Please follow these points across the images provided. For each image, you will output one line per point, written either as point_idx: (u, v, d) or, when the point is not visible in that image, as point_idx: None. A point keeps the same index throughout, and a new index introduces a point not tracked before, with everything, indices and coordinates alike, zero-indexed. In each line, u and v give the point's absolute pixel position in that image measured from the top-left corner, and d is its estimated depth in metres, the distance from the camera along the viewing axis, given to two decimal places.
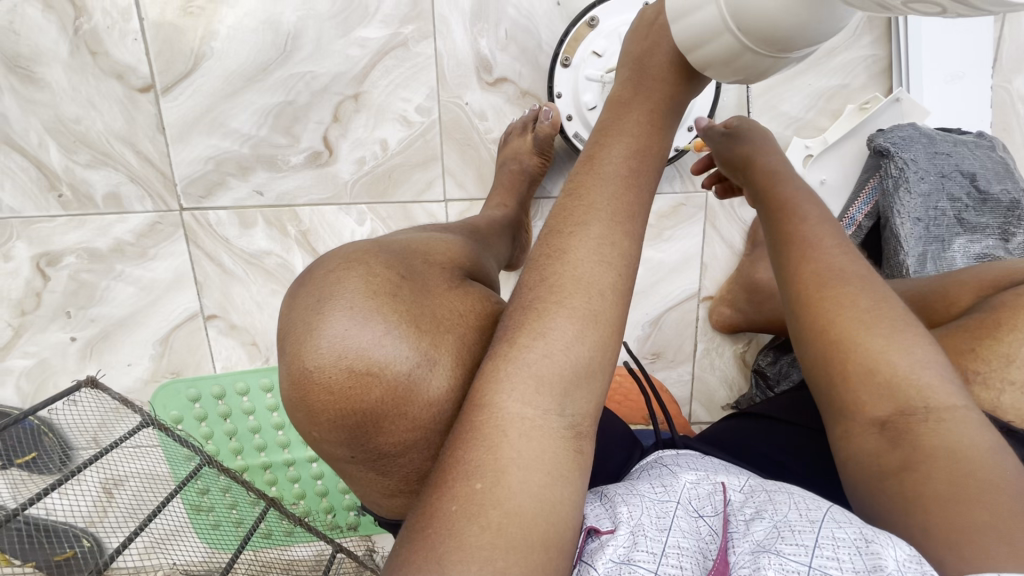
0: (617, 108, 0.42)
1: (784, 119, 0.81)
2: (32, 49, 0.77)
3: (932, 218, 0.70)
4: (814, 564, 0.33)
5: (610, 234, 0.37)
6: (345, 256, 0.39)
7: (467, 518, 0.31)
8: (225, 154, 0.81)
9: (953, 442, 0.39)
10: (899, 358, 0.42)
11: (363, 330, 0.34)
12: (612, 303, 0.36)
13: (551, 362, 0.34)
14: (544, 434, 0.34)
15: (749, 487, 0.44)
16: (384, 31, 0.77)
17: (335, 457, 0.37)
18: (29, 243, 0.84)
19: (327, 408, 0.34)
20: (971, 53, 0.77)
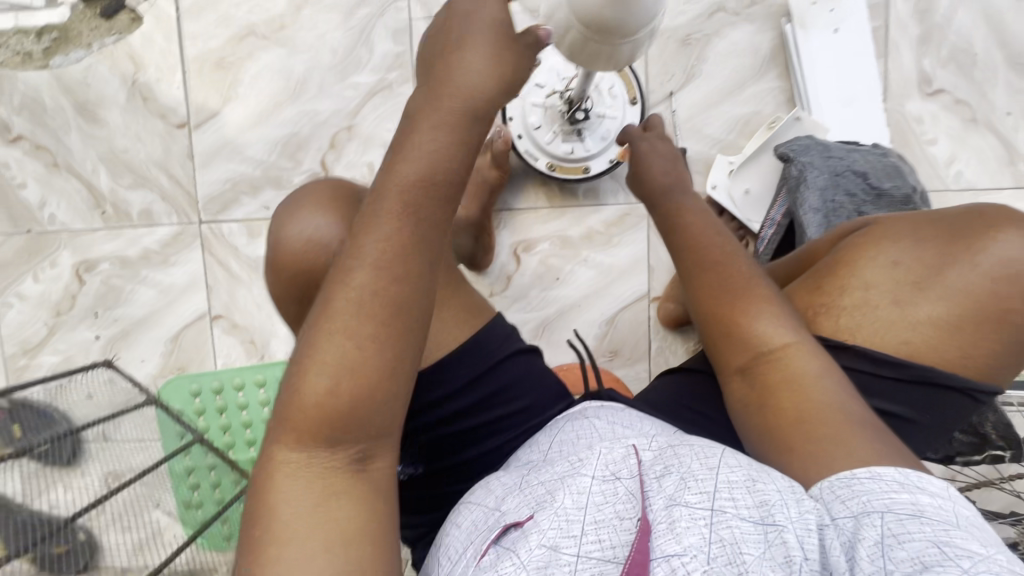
0: (406, 128, 0.42)
1: (709, 140, 0.95)
2: (98, 97, 0.97)
3: (831, 209, 0.80)
4: (716, 507, 0.42)
5: (382, 240, 0.40)
6: (335, 183, 0.57)
7: (261, 504, 0.39)
8: (241, 176, 0.98)
9: (794, 375, 0.51)
10: (776, 322, 0.53)
11: (319, 223, 0.52)
12: (374, 319, 0.39)
13: (332, 361, 0.39)
14: (315, 444, 0.39)
15: (657, 446, 0.51)
16: (373, 77, 0.96)
17: (293, 310, 0.55)
18: (73, 252, 1.00)
19: (287, 269, 0.53)
20: (862, 81, 0.91)
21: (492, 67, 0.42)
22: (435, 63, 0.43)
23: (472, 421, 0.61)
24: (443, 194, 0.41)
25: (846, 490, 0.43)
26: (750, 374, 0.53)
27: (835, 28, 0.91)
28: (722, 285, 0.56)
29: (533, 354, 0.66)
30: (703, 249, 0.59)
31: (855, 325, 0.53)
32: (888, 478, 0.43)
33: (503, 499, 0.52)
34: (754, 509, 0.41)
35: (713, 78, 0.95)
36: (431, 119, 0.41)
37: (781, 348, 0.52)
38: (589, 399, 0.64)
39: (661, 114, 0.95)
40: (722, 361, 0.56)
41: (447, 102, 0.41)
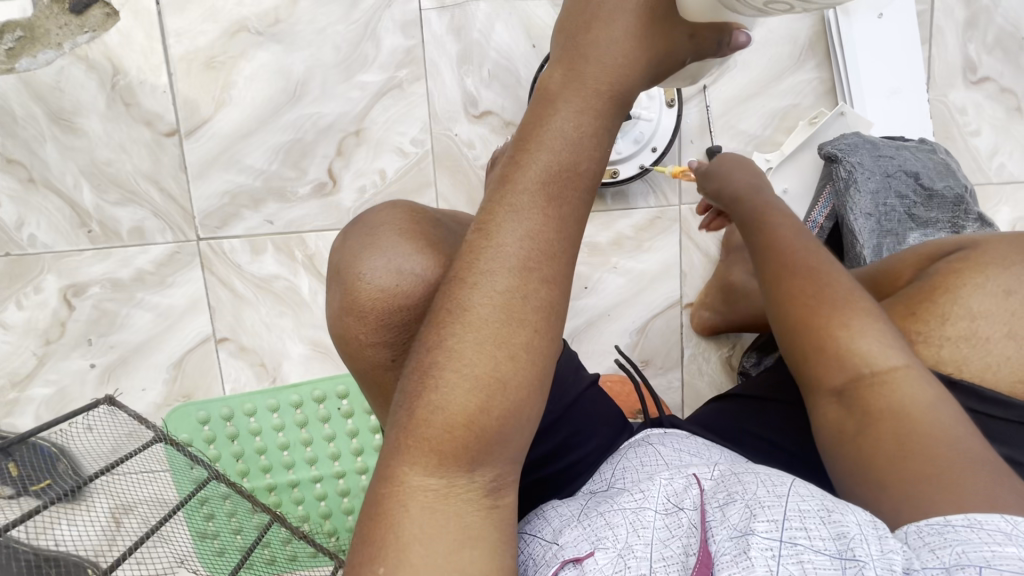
0: (541, 106, 0.36)
1: (743, 137, 0.89)
2: (74, 103, 0.88)
3: (883, 213, 0.76)
4: (785, 538, 0.34)
5: (533, 209, 0.34)
6: (391, 207, 0.48)
7: (375, 558, 0.31)
8: (240, 188, 0.90)
9: (908, 400, 0.42)
10: (875, 340, 0.45)
11: (397, 253, 0.42)
12: (533, 297, 0.33)
13: (483, 350, 0.33)
14: (450, 475, 0.32)
15: (719, 473, 0.44)
16: (382, 76, 0.88)
17: (371, 363, 0.43)
18: (58, 276, 0.92)
19: (375, 309, 0.41)
20: (906, 70, 0.86)
21: (633, 38, 0.36)
22: (570, 36, 0.37)
23: (540, 473, 0.54)
24: (586, 184, 0.36)
25: (937, 539, 0.34)
26: (853, 403, 0.45)
27: (879, 13, 0.85)
28: (812, 299, 0.47)
29: (591, 383, 0.60)
30: (792, 251, 0.51)
31: (964, 357, 0.50)
32: (992, 527, 0.34)
33: (560, 531, 0.43)
34: (831, 541, 0.34)
35: (748, 69, 0.89)
36: (572, 97, 0.35)
37: (887, 368, 0.44)
38: (650, 427, 0.58)
39: (694, 109, 0.89)
40: (811, 378, 0.48)
41: (591, 79, 0.36)
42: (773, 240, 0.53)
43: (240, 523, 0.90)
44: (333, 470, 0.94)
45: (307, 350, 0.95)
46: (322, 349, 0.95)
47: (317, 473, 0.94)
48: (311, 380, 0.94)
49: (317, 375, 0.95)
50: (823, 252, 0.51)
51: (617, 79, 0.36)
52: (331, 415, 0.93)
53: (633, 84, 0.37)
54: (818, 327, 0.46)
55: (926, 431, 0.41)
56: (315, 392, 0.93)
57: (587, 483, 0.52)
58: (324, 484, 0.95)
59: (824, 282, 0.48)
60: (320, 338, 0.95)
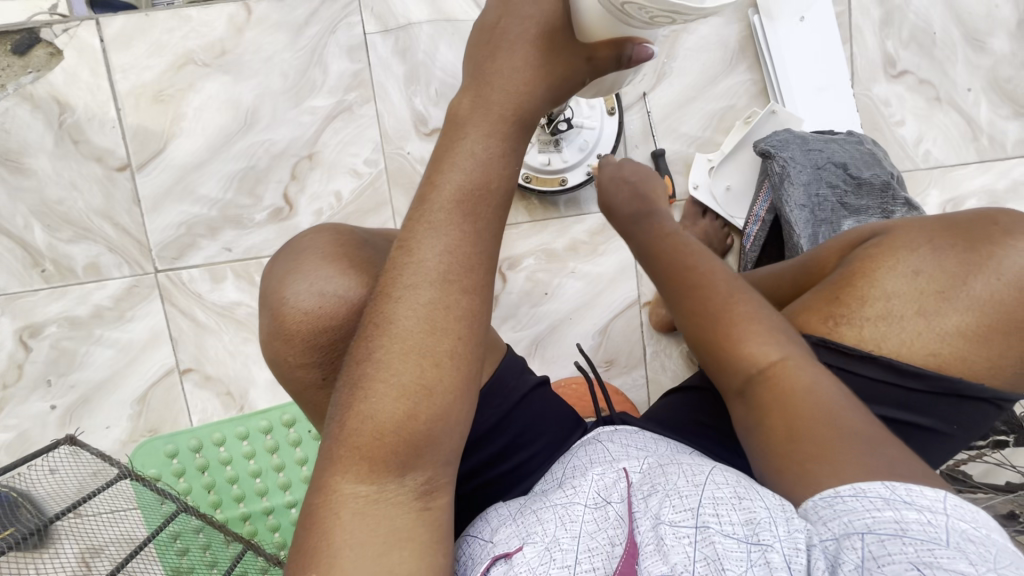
0: (452, 129, 0.38)
1: (685, 139, 0.93)
2: (22, 144, 0.87)
3: (816, 203, 0.80)
4: (699, 525, 0.36)
5: (449, 225, 0.36)
6: (319, 231, 0.49)
7: (308, 566, 0.32)
8: (196, 218, 0.91)
9: (796, 389, 0.43)
10: (762, 335, 0.46)
11: (321, 277, 0.43)
12: (453, 307, 0.35)
13: (406, 361, 0.34)
14: (383, 481, 0.34)
15: (647, 465, 0.45)
16: (331, 99, 0.90)
17: (306, 384, 0.44)
18: (13, 317, 0.90)
19: (302, 331, 0.42)
20: (831, 69, 0.91)
21: (531, 68, 0.39)
22: (476, 65, 0.39)
23: (488, 475, 0.56)
24: (501, 198, 0.38)
25: (829, 512, 0.36)
26: (754, 400, 0.45)
27: (801, 17, 0.91)
28: (706, 303, 0.49)
29: (540, 385, 0.61)
30: (682, 263, 0.53)
31: (883, 335, 0.50)
32: (873, 494, 0.36)
33: (497, 529, 0.44)
34: (740, 526, 0.36)
35: (684, 75, 0.93)
36: (480, 120, 0.38)
37: (771, 364, 0.45)
38: (601, 426, 0.60)
39: (636, 116, 0.93)
40: (721, 382, 0.49)
41: (497, 104, 0.38)
42: (657, 255, 0.56)
43: (214, 555, 0.88)
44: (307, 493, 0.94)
45: (273, 375, 0.95)
46: None
47: (291, 497, 0.93)
48: (278, 405, 0.94)
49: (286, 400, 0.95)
50: (711, 257, 0.53)
51: (521, 103, 0.39)
52: (301, 438, 0.93)
53: (538, 105, 0.39)
54: (711, 334, 0.48)
55: (812, 419, 0.41)
56: (284, 417, 0.93)
57: (537, 481, 0.53)
58: (299, 507, 0.94)
59: (705, 292, 0.50)
60: None
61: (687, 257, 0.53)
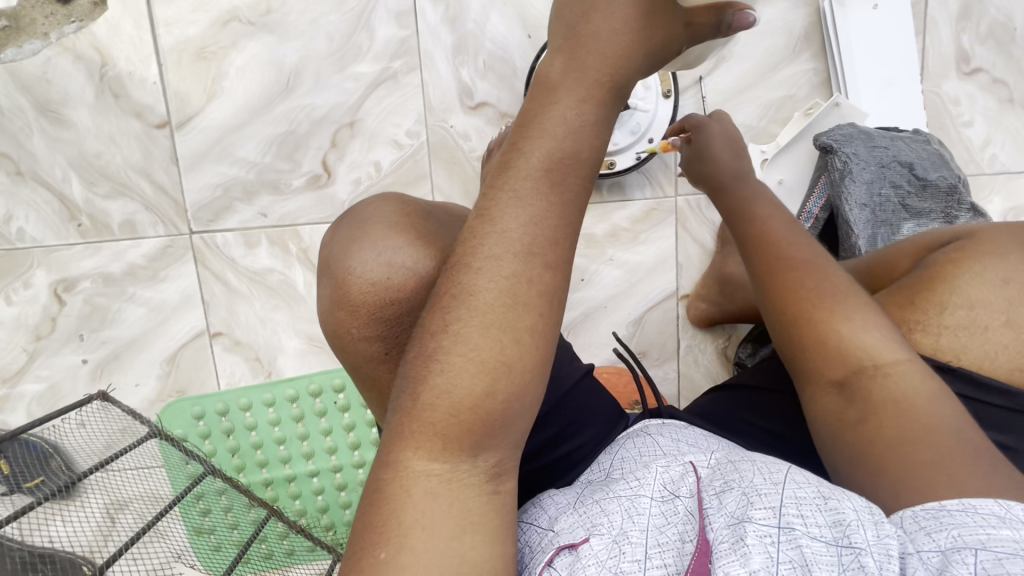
0: (542, 93, 0.36)
1: (740, 127, 0.90)
2: (62, 95, 0.86)
3: (878, 203, 0.77)
4: (783, 524, 0.35)
5: (536, 196, 0.34)
6: (381, 200, 0.48)
7: (378, 543, 0.32)
8: (233, 181, 0.89)
9: (909, 392, 0.44)
10: (872, 332, 0.47)
11: (387, 246, 0.41)
12: (536, 283, 0.33)
13: (486, 336, 0.33)
14: (455, 460, 0.33)
15: (715, 461, 0.45)
16: (376, 66, 0.88)
17: (365, 357, 0.43)
18: (48, 270, 0.90)
19: (367, 301, 0.41)
20: (902, 61, 0.86)
21: (631, 30, 0.36)
22: (569, 24, 0.36)
23: (533, 464, 0.54)
24: (588, 171, 0.35)
25: (933, 523, 0.35)
26: (854, 393, 0.46)
27: (874, 4, 0.86)
28: (810, 295, 0.49)
29: (587, 374, 0.60)
30: (786, 249, 0.54)
31: (962, 345, 0.50)
32: (985, 511, 0.34)
33: (556, 518, 0.44)
34: (827, 529, 0.34)
35: (743, 60, 0.89)
36: (573, 85, 0.35)
37: (887, 363, 0.45)
38: (647, 419, 0.58)
39: (690, 100, 0.89)
40: (811, 373, 0.49)
41: (593, 69, 0.35)
42: (758, 238, 0.56)
43: (236, 518, 0.89)
44: (330, 464, 0.94)
45: (303, 344, 0.95)
46: (318, 343, 0.94)
47: (315, 466, 0.94)
48: (306, 374, 0.94)
49: (314, 369, 0.94)
50: (817, 249, 0.54)
51: (618, 69, 0.36)
52: (328, 408, 0.93)
53: (629, 76, 0.37)
54: (821, 320, 0.48)
55: (926, 423, 0.42)
56: (311, 386, 0.93)
57: (583, 472, 0.52)
58: (321, 478, 0.94)
59: (816, 278, 0.50)
60: (316, 332, 0.94)
61: (785, 249, 0.54)
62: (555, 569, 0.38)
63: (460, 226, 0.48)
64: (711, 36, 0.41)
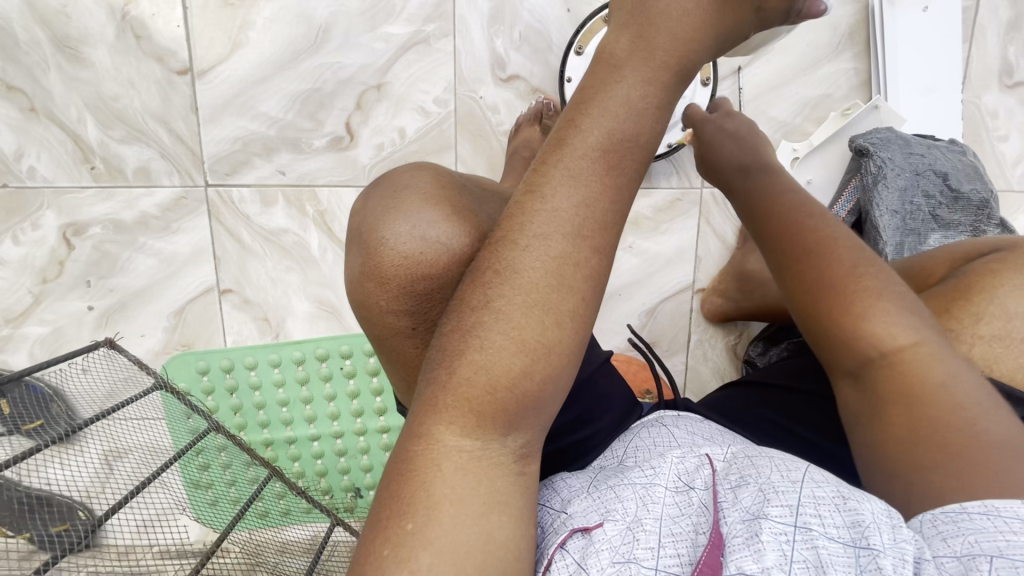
0: (604, 70, 0.34)
1: (773, 123, 0.88)
2: (81, 31, 0.83)
3: (909, 211, 0.75)
4: (799, 523, 0.35)
5: (589, 175, 0.33)
6: (413, 168, 0.46)
7: (405, 514, 0.31)
8: (252, 135, 0.87)
9: (920, 380, 0.42)
10: (899, 313, 0.44)
11: (420, 219, 0.40)
12: (582, 266, 0.33)
13: (527, 315, 0.32)
14: (486, 438, 0.33)
15: (730, 455, 0.45)
16: (408, 28, 0.85)
17: (392, 331, 0.42)
18: (58, 213, 0.88)
19: (396, 276, 0.40)
20: (946, 67, 0.84)
21: (705, 12, 0.35)
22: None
23: (553, 446, 0.54)
24: (645, 156, 0.34)
25: (951, 528, 0.34)
26: (879, 380, 0.44)
27: (924, 6, 0.84)
28: (835, 278, 0.47)
29: (604, 361, 0.60)
30: (801, 230, 0.50)
31: (994, 356, 0.50)
32: (1008, 515, 0.33)
33: (569, 501, 0.44)
34: (846, 530, 0.34)
35: (784, 54, 0.87)
36: (640, 65, 0.34)
37: (899, 349, 0.43)
38: (663, 409, 0.58)
39: (726, 91, 0.87)
40: (830, 359, 0.48)
41: (661, 51, 0.34)
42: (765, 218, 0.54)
43: (234, 475, 0.90)
44: (332, 429, 0.94)
45: (312, 308, 0.93)
46: (327, 307, 0.93)
47: (316, 430, 0.94)
48: (314, 337, 0.93)
49: (322, 333, 0.93)
50: (838, 229, 0.50)
51: (690, 50, 0.34)
52: (333, 373, 0.93)
53: (697, 55, 0.35)
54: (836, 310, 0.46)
55: (941, 410, 0.40)
56: (319, 350, 0.92)
57: (599, 456, 0.52)
58: (323, 442, 0.94)
59: (825, 262, 0.48)
60: (326, 296, 0.93)
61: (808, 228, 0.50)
62: (566, 551, 0.38)
63: (495, 202, 0.47)
64: (779, 22, 0.40)
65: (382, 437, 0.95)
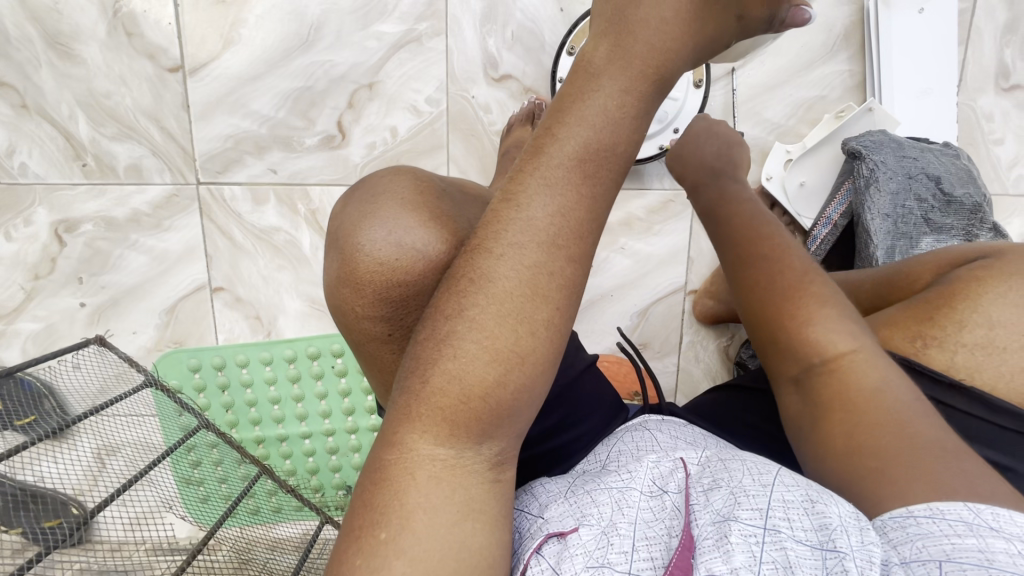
0: (583, 78, 0.34)
1: (767, 125, 0.88)
2: (73, 28, 0.83)
3: (901, 215, 0.75)
4: (768, 526, 0.34)
5: (564, 185, 0.33)
6: (393, 174, 0.46)
7: (377, 523, 0.31)
8: (244, 133, 0.87)
9: (856, 386, 0.43)
10: (835, 322, 0.46)
11: (398, 226, 0.40)
12: (557, 276, 0.32)
13: (499, 326, 0.32)
14: (460, 447, 0.32)
15: (706, 459, 0.45)
16: (401, 27, 0.85)
17: (370, 337, 0.42)
18: (50, 209, 0.88)
19: (374, 283, 0.39)
20: (942, 70, 0.84)
21: (683, 21, 0.34)
22: (617, 8, 0.34)
23: (536, 449, 0.53)
24: (622, 165, 0.34)
25: (902, 534, 0.33)
26: (816, 388, 0.45)
27: (920, 8, 0.83)
28: (778, 288, 0.48)
29: (589, 365, 0.60)
30: (751, 240, 0.52)
31: (976, 365, 0.50)
32: (953, 517, 0.32)
33: (547, 506, 0.44)
34: (813, 532, 0.34)
35: (778, 56, 0.86)
36: (619, 72, 0.33)
37: (836, 356, 0.44)
38: (648, 412, 0.58)
39: (719, 92, 0.87)
40: (775, 368, 0.49)
41: (640, 58, 0.34)
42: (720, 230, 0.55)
43: (225, 473, 0.90)
44: (323, 428, 0.94)
45: (303, 306, 0.93)
46: (318, 306, 0.93)
47: (307, 429, 0.94)
48: (304, 336, 0.93)
49: (313, 331, 0.93)
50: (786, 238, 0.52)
51: (667, 63, 0.34)
52: (324, 373, 0.93)
53: (677, 67, 0.35)
54: (779, 319, 0.47)
55: (873, 415, 0.41)
56: (310, 349, 0.92)
57: (582, 460, 0.52)
58: (314, 441, 0.94)
59: (768, 273, 0.49)
60: (317, 295, 0.93)
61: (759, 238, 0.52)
62: (542, 557, 0.38)
63: (475, 208, 0.47)
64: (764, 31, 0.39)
65: (373, 437, 0.95)
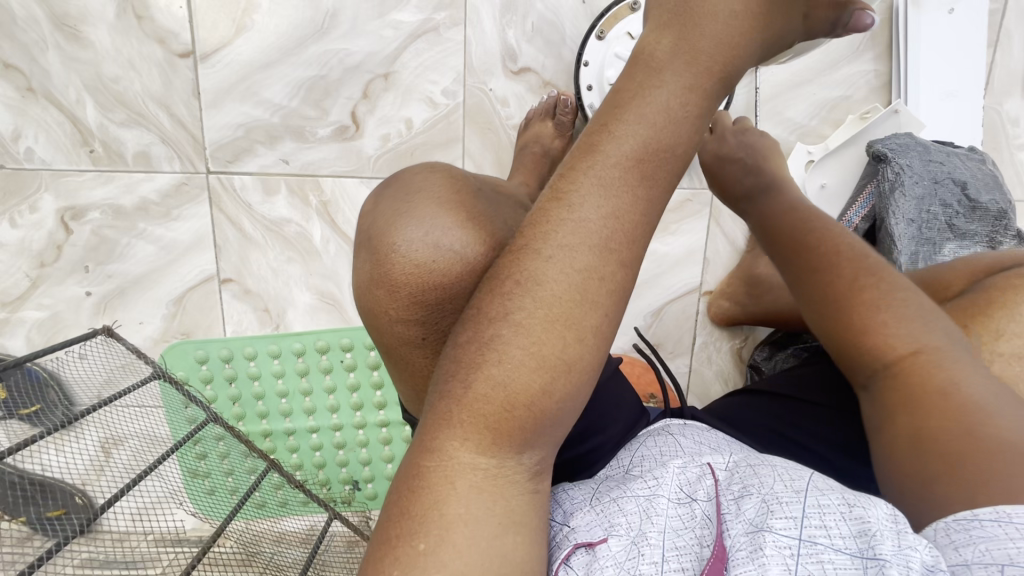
0: (643, 73, 0.33)
1: (789, 125, 0.86)
2: (81, 9, 0.81)
3: (925, 220, 0.74)
4: (804, 536, 0.33)
5: (621, 187, 0.31)
6: (429, 168, 0.45)
7: (416, 532, 0.30)
8: (256, 123, 0.85)
9: (931, 381, 0.42)
10: (905, 320, 0.45)
11: (434, 226, 0.39)
12: (606, 283, 0.31)
13: (540, 335, 0.31)
14: (501, 456, 0.31)
15: (733, 464, 0.44)
16: (418, 16, 0.83)
17: (401, 340, 0.41)
18: (56, 196, 0.86)
19: (409, 283, 0.38)
20: (968, 72, 0.82)
21: (751, 14, 0.33)
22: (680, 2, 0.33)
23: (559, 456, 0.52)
24: (680, 166, 0.33)
25: (962, 536, 0.32)
26: (885, 391, 0.44)
27: (949, 8, 0.81)
28: (837, 289, 0.48)
29: (615, 371, 0.59)
30: (809, 239, 0.52)
31: (1014, 378, 0.49)
32: (1021, 519, 0.31)
33: (572, 513, 0.42)
34: (852, 540, 0.33)
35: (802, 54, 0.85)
36: (681, 69, 0.32)
37: (907, 353, 0.44)
38: (670, 418, 0.57)
39: (742, 92, 0.84)
40: (846, 371, 0.48)
41: (707, 55, 0.32)
42: (777, 234, 0.56)
43: (231, 465, 0.89)
44: (331, 422, 0.93)
45: (313, 299, 0.92)
46: (329, 299, 0.92)
47: (314, 423, 0.93)
48: (316, 329, 0.92)
49: (322, 325, 0.92)
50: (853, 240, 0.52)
51: (735, 57, 0.33)
52: (334, 365, 0.92)
53: (737, 58, 0.33)
54: (848, 320, 0.47)
55: (947, 414, 0.39)
56: (319, 342, 0.91)
57: (605, 467, 0.51)
58: (321, 435, 0.94)
59: (829, 275, 0.49)
60: (327, 289, 0.91)
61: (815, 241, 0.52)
62: (570, 567, 0.36)
63: (509, 207, 0.46)
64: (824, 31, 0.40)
65: (381, 432, 0.94)
